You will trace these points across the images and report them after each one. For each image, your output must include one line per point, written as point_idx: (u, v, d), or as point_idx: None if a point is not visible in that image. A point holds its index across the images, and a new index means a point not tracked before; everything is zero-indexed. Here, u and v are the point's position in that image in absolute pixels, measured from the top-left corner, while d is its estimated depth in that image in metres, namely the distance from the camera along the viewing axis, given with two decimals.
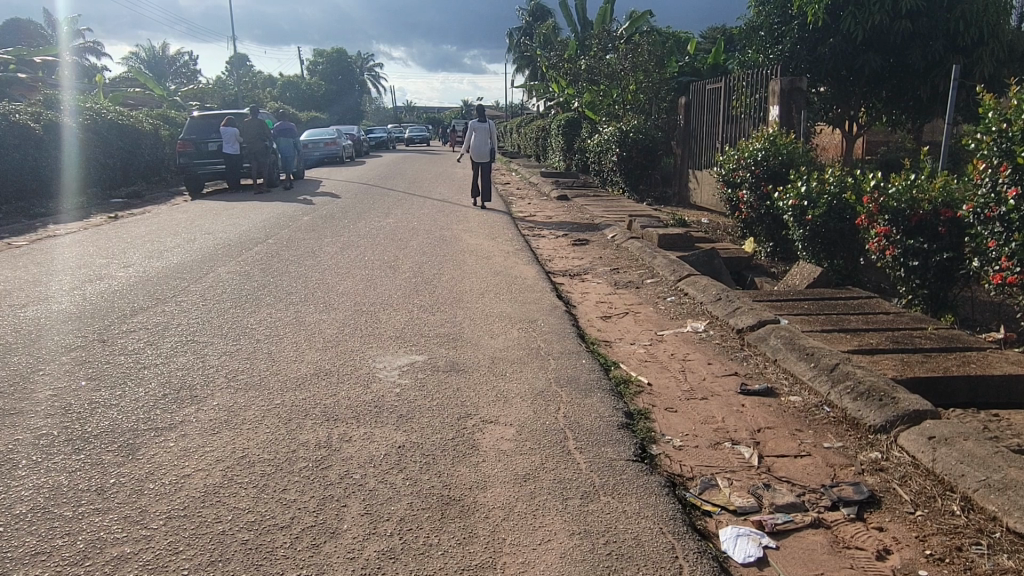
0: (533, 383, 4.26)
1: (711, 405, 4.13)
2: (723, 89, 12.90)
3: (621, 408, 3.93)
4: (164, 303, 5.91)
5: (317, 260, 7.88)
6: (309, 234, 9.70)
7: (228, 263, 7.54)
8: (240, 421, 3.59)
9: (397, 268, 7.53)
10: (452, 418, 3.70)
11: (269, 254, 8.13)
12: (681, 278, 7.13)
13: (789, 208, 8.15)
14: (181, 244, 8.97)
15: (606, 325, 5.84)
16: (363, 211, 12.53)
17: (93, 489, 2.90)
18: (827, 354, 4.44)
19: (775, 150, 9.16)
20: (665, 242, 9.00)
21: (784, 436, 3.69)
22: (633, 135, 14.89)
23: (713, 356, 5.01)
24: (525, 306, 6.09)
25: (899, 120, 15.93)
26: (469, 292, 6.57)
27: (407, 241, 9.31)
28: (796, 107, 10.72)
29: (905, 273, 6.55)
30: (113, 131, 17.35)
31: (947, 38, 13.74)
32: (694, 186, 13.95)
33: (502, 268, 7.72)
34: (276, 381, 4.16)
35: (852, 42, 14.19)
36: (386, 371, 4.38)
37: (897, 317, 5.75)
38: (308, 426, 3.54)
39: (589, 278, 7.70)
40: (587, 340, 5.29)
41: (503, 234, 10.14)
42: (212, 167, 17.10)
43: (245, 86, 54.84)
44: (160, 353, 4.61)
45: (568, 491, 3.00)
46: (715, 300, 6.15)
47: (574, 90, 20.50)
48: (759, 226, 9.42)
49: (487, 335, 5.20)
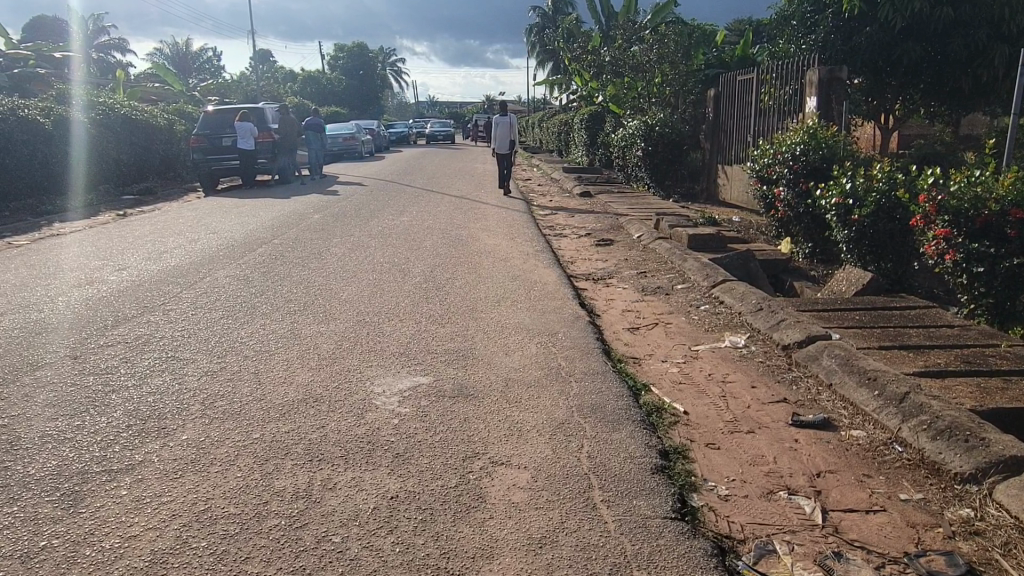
0: (553, 412, 3.70)
1: (759, 440, 3.55)
2: (755, 79, 12.21)
3: (655, 446, 3.37)
4: (150, 312, 5.44)
5: (323, 262, 7.40)
6: (317, 234, 9.21)
7: (227, 266, 7.08)
8: (209, 462, 3.08)
9: (408, 272, 7.01)
10: (456, 459, 3.16)
11: (273, 256, 7.66)
12: (715, 283, 6.53)
13: (832, 207, 7.54)
14: (183, 244, 8.53)
15: (633, 338, 5.27)
16: (377, 208, 12.05)
17: (17, 558, 2.40)
18: (892, 379, 3.84)
19: (815, 144, 8.51)
20: (695, 243, 8.39)
21: (850, 484, 3.10)
22: (659, 128, 14.22)
23: (757, 377, 4.42)
24: (544, 317, 5.53)
25: (939, 113, 15.15)
26: (484, 300, 6.03)
27: (420, 241, 8.79)
28: (835, 98, 10.03)
29: (967, 281, 5.90)
30: (126, 127, 17.04)
31: (991, 25, 12.99)
32: (724, 182, 13.27)
33: (520, 272, 7.17)
34: (257, 410, 3.64)
35: (890, 32, 13.47)
36: (384, 398, 3.83)
37: (964, 332, 5.10)
38: (287, 469, 3.02)
39: (614, 283, 7.12)
40: (612, 357, 4.71)
41: (522, 235, 9.59)
42: (225, 163, 16.62)
43: (267, 81, 54.73)
44: (133, 373, 4.12)
45: (594, 564, 2.44)
46: (756, 309, 5.56)
47: (597, 83, 19.82)
48: (797, 226, 8.78)
49: (502, 352, 4.65)
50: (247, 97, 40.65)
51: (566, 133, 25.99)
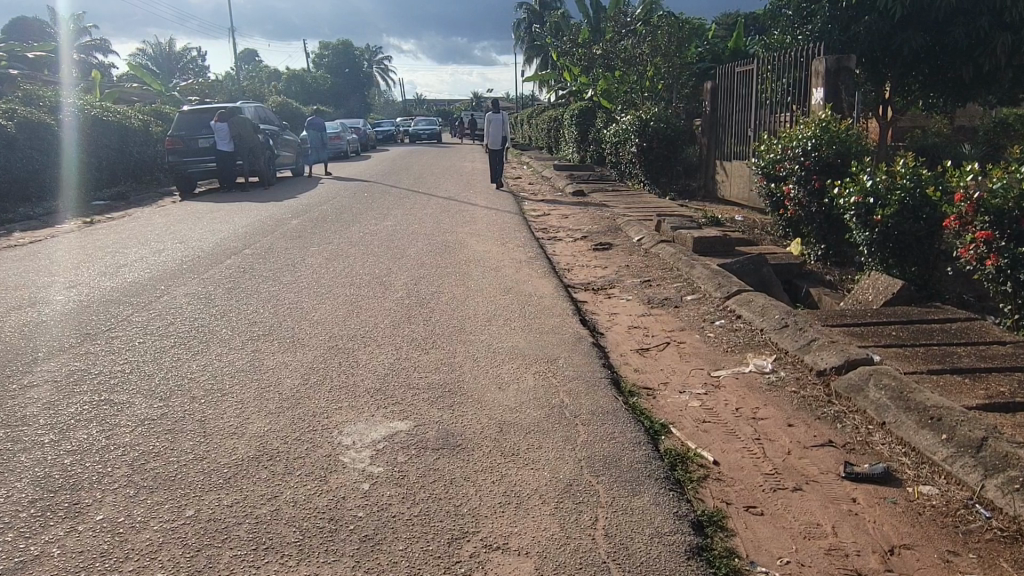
0: (558, 470, 3.04)
1: (809, 501, 2.92)
2: (754, 71, 11.56)
3: (685, 516, 2.73)
4: (92, 341, 4.74)
5: (296, 276, 6.73)
6: (293, 242, 8.53)
7: (189, 282, 6.39)
8: (123, 557, 2.41)
9: (389, 287, 6.33)
10: (439, 543, 2.52)
11: (240, 269, 6.97)
12: (729, 293, 5.89)
13: (850, 206, 6.93)
14: (145, 257, 7.84)
15: (644, 363, 4.63)
16: (359, 212, 11.38)
17: None
18: (962, 419, 3.22)
19: (828, 138, 7.90)
20: (701, 247, 7.76)
21: (934, 567, 2.49)
22: (654, 124, 13.58)
23: (793, 414, 3.78)
24: (542, 338, 4.88)
25: (939, 104, 14.64)
26: (474, 319, 5.38)
27: (405, 249, 8.13)
28: (844, 88, 9.40)
29: (1011, 288, 5.29)
30: (95, 129, 16.25)
31: (993, 13, 12.49)
32: (723, 179, 12.65)
33: (513, 284, 6.51)
34: (196, 475, 2.96)
35: (889, 21, 12.92)
36: (354, 454, 3.16)
37: (1021, 350, 4.46)
38: (222, 566, 2.36)
39: (616, 294, 6.49)
40: (623, 389, 4.06)
41: (514, 240, 8.93)
42: (202, 165, 15.92)
43: (251, 80, 53.76)
44: (50, 425, 3.41)
45: None
46: (780, 326, 4.92)
47: (587, 78, 19.15)
48: (809, 226, 8.17)
49: (494, 386, 3.99)
50: (230, 96, 39.77)
51: (556, 130, 25.33)
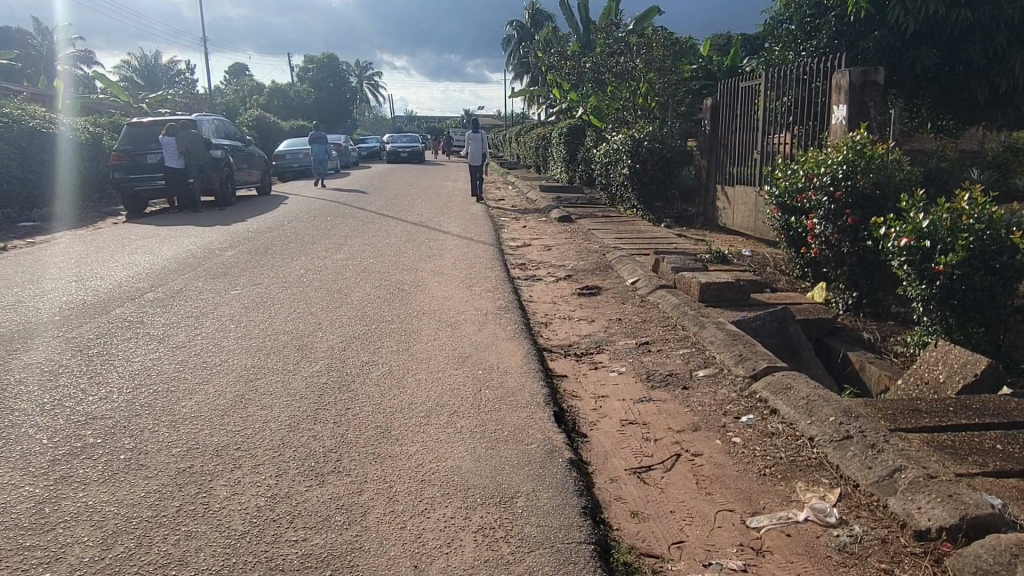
0: None
1: None
2: (759, 86, 10.13)
3: None
4: None
5: (194, 335, 5.20)
6: (213, 282, 7.00)
7: (43, 347, 4.82)
8: None
9: (307, 354, 4.82)
10: None
11: (124, 324, 5.42)
12: (754, 373, 4.39)
13: (899, 251, 5.47)
14: (20, 301, 6.28)
15: (646, 499, 3.11)
16: (312, 241, 9.85)
17: None
18: None
19: (864, 165, 6.43)
20: (710, 297, 6.31)
21: None
22: (647, 143, 12.17)
23: None
24: (499, 452, 3.38)
25: (950, 127, 13.40)
26: (407, 412, 3.87)
27: (348, 295, 6.60)
28: (872, 106, 7.96)
29: None
30: (37, 140, 14.66)
31: (1012, 30, 11.24)
32: (723, 206, 11.23)
33: (471, 351, 5.01)
34: None
35: (901, 36, 11.63)
36: None
37: None
38: None
39: (604, 364, 5.00)
40: (616, 568, 2.56)
41: (485, 281, 7.45)
42: (151, 184, 14.35)
43: (234, 94, 52.30)
44: None
45: None
46: (838, 438, 3.42)
47: (577, 94, 17.78)
48: (837, 270, 6.71)
49: (409, 568, 2.47)
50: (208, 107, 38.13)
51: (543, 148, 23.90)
